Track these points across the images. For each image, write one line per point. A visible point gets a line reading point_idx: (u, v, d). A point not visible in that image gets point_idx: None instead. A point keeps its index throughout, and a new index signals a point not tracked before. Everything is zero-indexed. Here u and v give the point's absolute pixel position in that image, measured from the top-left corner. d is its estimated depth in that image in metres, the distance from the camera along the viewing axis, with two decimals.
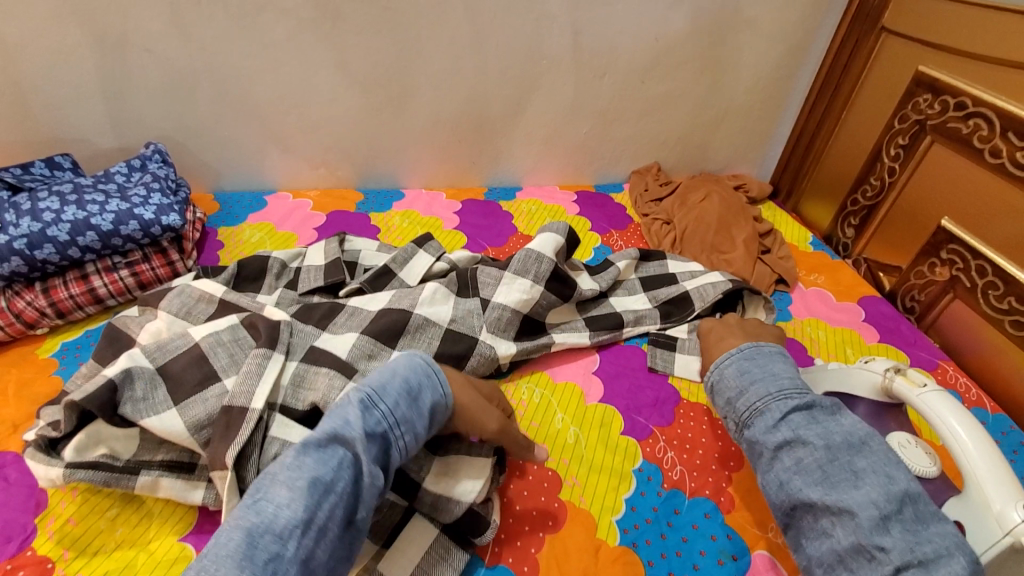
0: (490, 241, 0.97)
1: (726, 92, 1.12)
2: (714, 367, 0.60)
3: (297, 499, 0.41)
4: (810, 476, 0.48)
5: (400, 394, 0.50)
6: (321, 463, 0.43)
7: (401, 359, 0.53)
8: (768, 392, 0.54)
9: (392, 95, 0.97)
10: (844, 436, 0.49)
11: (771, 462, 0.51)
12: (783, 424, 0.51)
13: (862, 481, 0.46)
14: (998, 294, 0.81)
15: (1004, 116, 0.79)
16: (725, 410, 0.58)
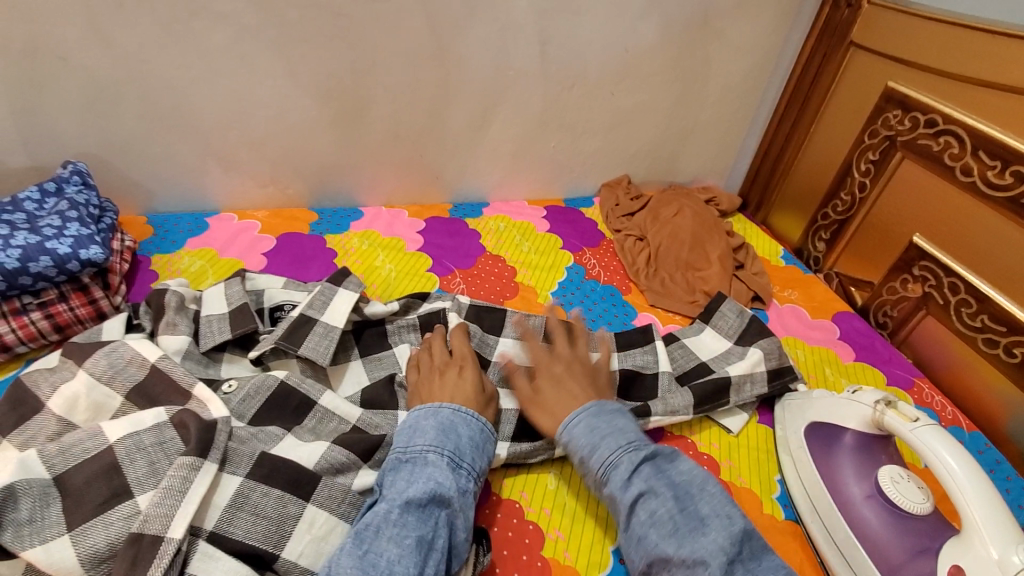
0: (456, 263, 0.94)
1: (697, 100, 1.10)
2: (562, 427, 0.60)
3: (407, 558, 0.48)
4: (667, 532, 0.49)
5: (473, 447, 0.57)
6: (423, 523, 0.50)
7: (463, 415, 0.59)
8: (620, 445, 0.55)
9: (349, 108, 0.94)
10: (684, 484, 0.53)
11: (629, 524, 0.52)
12: (634, 477, 0.53)
13: (708, 526, 0.49)
14: (971, 311, 0.81)
15: (977, 135, 0.77)
16: (578, 470, 0.58)
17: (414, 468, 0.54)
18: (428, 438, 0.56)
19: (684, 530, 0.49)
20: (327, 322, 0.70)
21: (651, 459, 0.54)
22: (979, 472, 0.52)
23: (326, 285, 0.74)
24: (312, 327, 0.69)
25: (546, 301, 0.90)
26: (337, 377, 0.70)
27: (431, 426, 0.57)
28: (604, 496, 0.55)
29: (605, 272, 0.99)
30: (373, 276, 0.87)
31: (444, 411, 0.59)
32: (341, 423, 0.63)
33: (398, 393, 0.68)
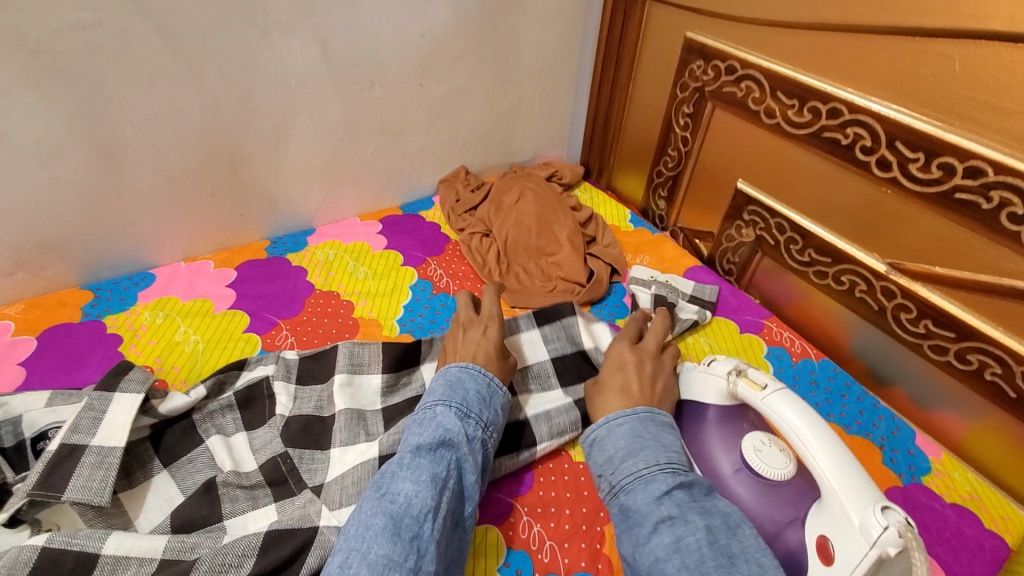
0: (280, 313, 0.81)
1: (515, 76, 1.03)
2: (604, 424, 0.59)
3: (422, 492, 0.47)
4: (688, 559, 0.46)
5: (481, 400, 0.58)
6: (436, 463, 0.50)
7: (469, 370, 0.60)
8: (656, 462, 0.54)
9: (95, 161, 0.76)
10: (722, 514, 0.50)
11: (646, 539, 0.49)
12: (667, 498, 0.51)
13: (737, 565, 0.45)
14: (799, 247, 0.83)
15: (772, 76, 0.78)
16: (600, 468, 0.57)
17: (421, 422, 0.54)
18: (436, 396, 0.57)
19: (710, 562, 0.45)
20: (100, 447, 0.54)
21: (686, 485, 0.52)
22: (830, 437, 0.52)
23: (93, 394, 0.57)
24: (80, 459, 0.53)
25: (392, 331, 0.81)
26: (136, 503, 0.55)
27: (440, 384, 0.58)
28: (623, 504, 0.53)
29: (453, 280, 0.91)
30: (174, 356, 0.72)
31: (490, 378, 0.61)
32: (141, 569, 0.48)
33: (221, 498, 0.56)
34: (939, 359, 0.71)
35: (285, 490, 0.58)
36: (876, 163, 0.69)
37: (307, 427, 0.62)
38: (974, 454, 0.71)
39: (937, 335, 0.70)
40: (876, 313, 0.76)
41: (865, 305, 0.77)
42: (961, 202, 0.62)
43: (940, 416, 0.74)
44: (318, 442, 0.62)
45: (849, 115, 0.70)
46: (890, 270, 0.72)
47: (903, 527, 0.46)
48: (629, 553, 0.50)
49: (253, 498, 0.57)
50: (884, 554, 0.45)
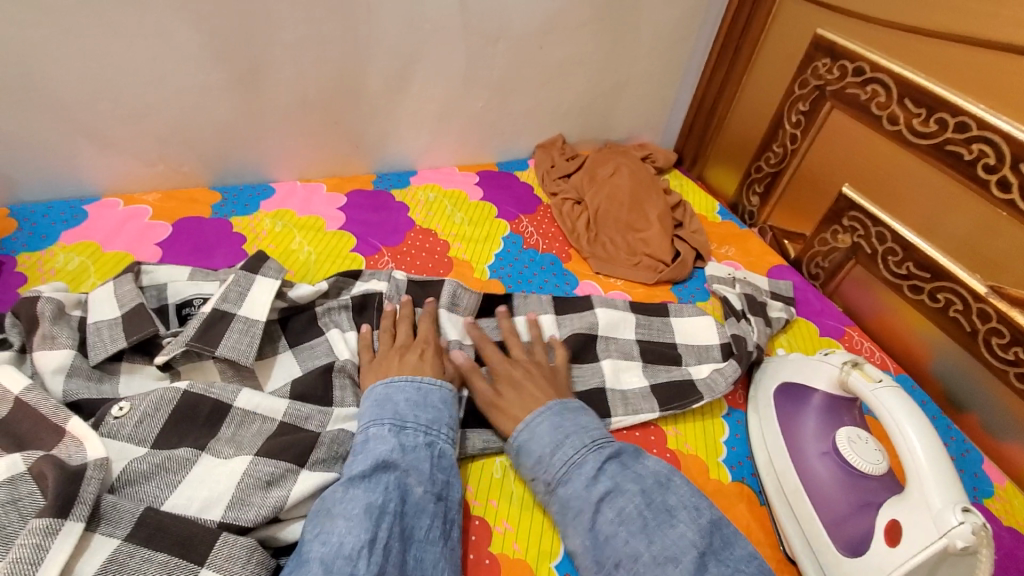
0: (383, 240, 0.86)
1: (629, 54, 1.05)
2: (522, 425, 0.60)
3: (355, 528, 0.46)
4: (632, 526, 0.50)
5: (414, 406, 0.57)
6: (371, 490, 0.49)
7: (397, 385, 0.59)
8: (583, 443, 0.56)
9: (242, 73, 0.82)
10: (648, 476, 0.54)
11: (591, 521, 0.52)
12: (598, 476, 0.54)
13: (676, 518, 0.50)
14: (897, 260, 0.82)
15: (902, 82, 0.77)
16: (532, 470, 0.58)
17: (358, 448, 0.54)
18: (366, 417, 0.56)
19: (653, 524, 0.50)
20: (246, 317, 0.63)
21: (614, 456, 0.56)
22: (934, 439, 0.53)
23: (239, 273, 0.66)
24: (228, 323, 0.61)
25: (483, 276, 0.85)
26: (265, 372, 0.63)
27: (367, 405, 0.58)
28: (562, 495, 0.54)
29: (543, 239, 0.95)
30: (290, 261, 0.79)
31: (420, 381, 0.60)
32: (266, 423, 0.56)
33: (334, 385, 0.63)
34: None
35: None
36: (997, 182, 0.68)
37: None
38: None
39: None
40: (966, 335, 0.76)
41: (957, 325, 0.77)
42: None
43: (1013, 449, 0.73)
44: None
45: (977, 130, 0.69)
46: (990, 293, 0.72)
47: (978, 527, 0.48)
48: (578, 541, 0.52)
49: (358, 392, 0.63)
50: (951, 546, 0.48)
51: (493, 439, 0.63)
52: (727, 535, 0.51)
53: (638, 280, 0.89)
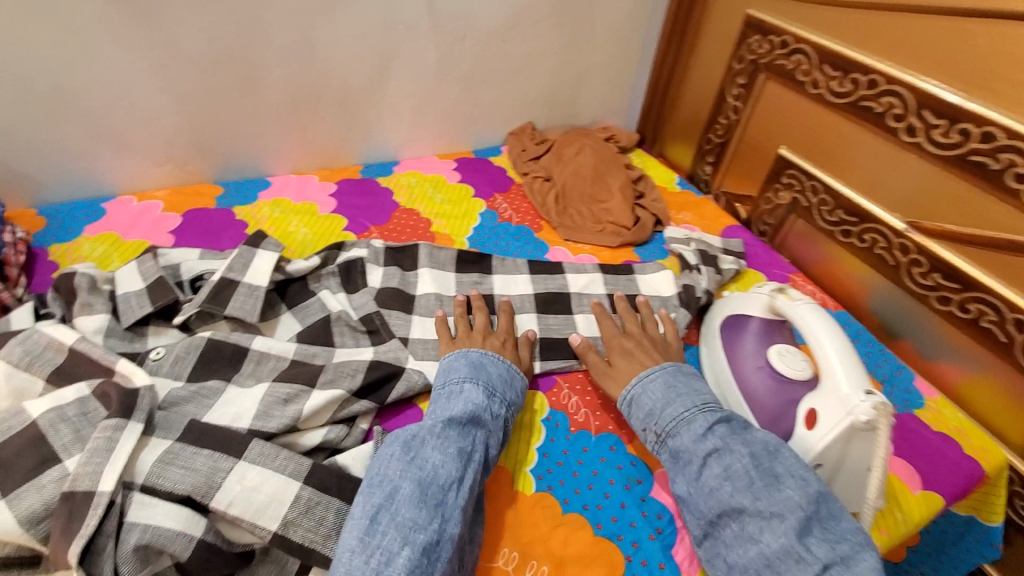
0: (371, 220, 0.96)
1: (586, 43, 1.16)
2: (636, 381, 0.67)
3: (449, 464, 0.54)
4: (739, 482, 0.55)
5: (503, 382, 0.65)
6: (464, 437, 0.57)
7: (489, 357, 0.68)
8: (694, 404, 0.62)
9: (238, 77, 0.92)
10: (763, 442, 0.58)
11: (698, 473, 0.57)
12: (710, 434, 0.59)
13: (783, 483, 0.54)
14: (829, 209, 0.92)
15: (820, 50, 0.88)
16: (643, 421, 0.64)
17: (451, 396, 0.61)
18: (462, 372, 0.64)
19: (760, 484, 0.54)
20: (250, 283, 0.73)
21: (726, 419, 0.60)
22: (846, 343, 0.64)
23: (243, 246, 0.77)
24: (235, 288, 0.72)
25: (462, 246, 0.95)
26: (270, 329, 0.74)
27: (463, 364, 0.66)
28: (670, 448, 0.60)
29: (516, 213, 1.05)
30: (288, 240, 0.89)
31: (509, 364, 0.68)
32: (279, 361, 0.66)
33: (334, 332, 0.73)
34: (942, 309, 0.80)
35: (379, 336, 0.74)
36: (904, 129, 0.79)
37: (394, 295, 0.81)
38: (966, 398, 0.80)
39: (944, 288, 0.79)
40: (890, 268, 0.86)
41: (882, 261, 0.87)
42: (974, 163, 0.72)
43: (941, 366, 0.83)
44: (405, 305, 0.80)
45: (884, 85, 0.79)
46: (907, 228, 0.81)
47: (879, 405, 0.58)
48: (682, 488, 0.58)
49: (355, 337, 0.74)
50: (856, 421, 0.58)
51: None
52: (832, 508, 0.53)
53: (603, 243, 1.00)
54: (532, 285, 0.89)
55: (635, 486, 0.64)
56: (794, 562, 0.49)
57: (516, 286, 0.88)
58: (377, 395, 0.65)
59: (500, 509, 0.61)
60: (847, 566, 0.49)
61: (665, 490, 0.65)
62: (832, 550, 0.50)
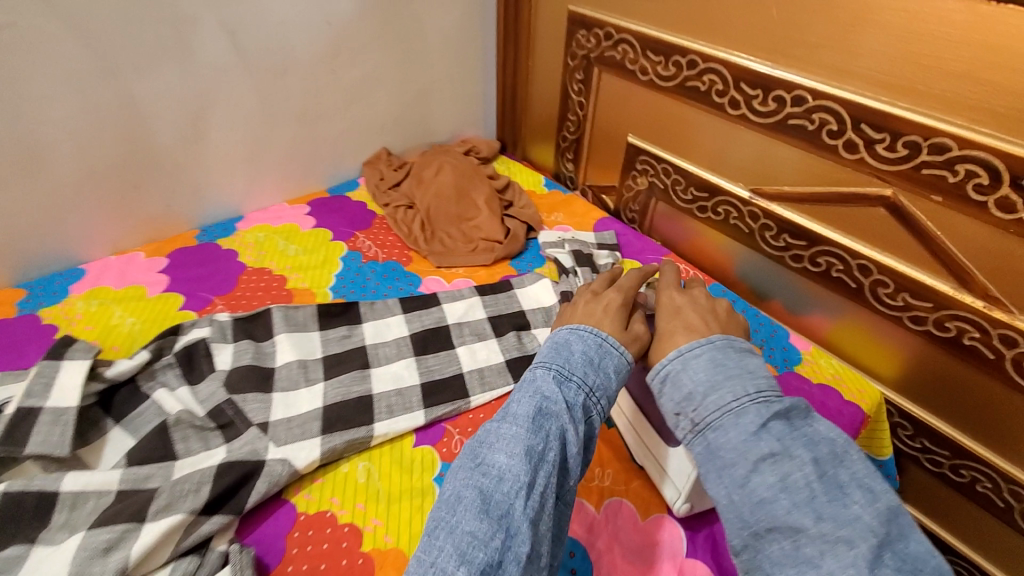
0: (214, 291, 0.85)
1: (423, 59, 1.11)
2: (677, 355, 0.54)
3: (518, 466, 0.48)
4: (798, 497, 0.43)
5: (587, 363, 0.57)
6: (535, 434, 0.50)
7: (579, 332, 0.60)
8: (745, 392, 0.49)
9: (9, 158, 0.77)
10: (828, 443, 0.46)
11: (744, 479, 0.45)
12: (765, 432, 0.46)
13: (852, 500, 0.43)
14: (683, 188, 0.94)
15: (641, 37, 0.89)
16: (678, 405, 0.52)
17: (523, 386, 0.55)
18: (543, 355, 0.58)
19: (822, 497, 0.43)
20: (55, 407, 0.61)
21: (783, 414, 0.47)
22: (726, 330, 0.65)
23: (42, 363, 0.65)
24: (36, 418, 0.60)
25: (325, 299, 0.87)
26: (94, 455, 0.62)
27: (548, 345, 0.60)
28: (710, 441, 0.49)
29: (382, 249, 0.98)
30: (111, 337, 0.76)
31: (602, 339, 0.59)
32: (101, 498, 0.55)
33: (175, 438, 0.63)
34: (798, 266, 0.84)
35: (232, 430, 0.64)
36: (729, 103, 0.81)
37: (248, 375, 0.71)
38: (836, 344, 0.85)
39: (794, 246, 0.83)
40: (747, 236, 0.89)
41: (739, 230, 0.89)
42: (794, 127, 0.75)
43: (809, 319, 0.87)
44: (261, 384, 0.71)
45: (703, 64, 0.81)
46: (753, 196, 0.84)
47: None
48: (720, 493, 0.47)
49: (204, 437, 0.64)
50: None
51: (355, 437, 0.66)
52: (904, 528, 0.42)
53: (477, 264, 0.95)
54: (407, 325, 0.82)
55: None
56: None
57: (389, 331, 0.81)
58: (232, 505, 0.56)
59: None
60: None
61: (572, 520, 0.61)
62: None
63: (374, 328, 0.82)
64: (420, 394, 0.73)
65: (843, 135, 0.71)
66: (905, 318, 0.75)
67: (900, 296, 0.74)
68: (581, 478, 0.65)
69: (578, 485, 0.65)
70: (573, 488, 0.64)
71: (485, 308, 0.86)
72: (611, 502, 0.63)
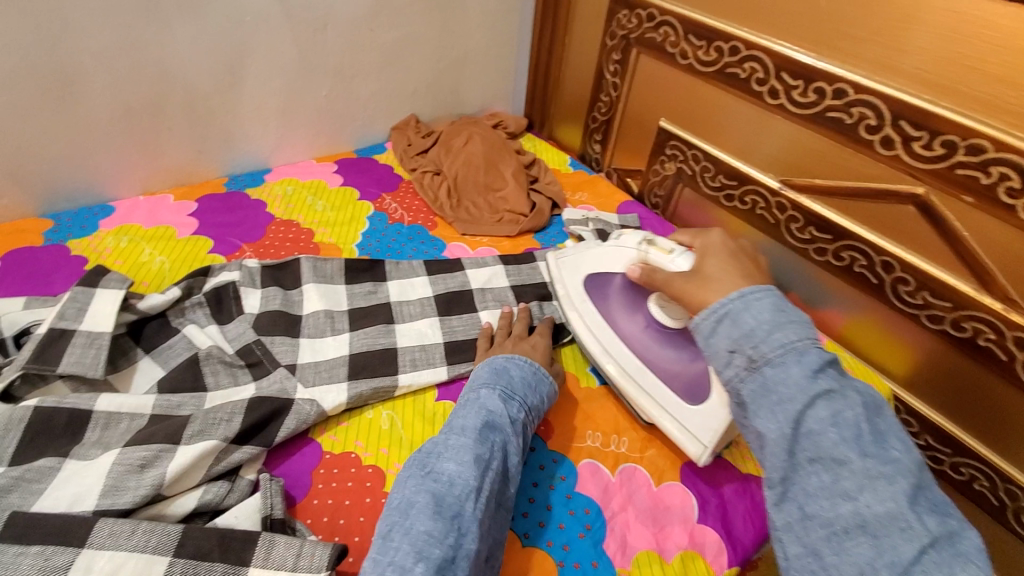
0: (242, 238, 0.86)
1: (461, 28, 1.11)
2: (740, 296, 0.51)
3: (466, 471, 0.51)
4: (847, 434, 0.44)
5: (524, 386, 0.63)
6: (481, 444, 0.54)
7: (515, 360, 0.66)
8: (808, 334, 0.47)
9: (48, 86, 0.77)
10: (870, 393, 0.47)
11: (799, 414, 0.45)
12: (822, 373, 0.46)
13: (893, 447, 0.44)
14: (711, 176, 0.95)
15: (684, 21, 0.89)
16: (734, 342, 0.50)
17: (467, 404, 0.59)
18: (482, 379, 0.62)
19: (868, 437, 0.44)
20: (89, 330, 0.62)
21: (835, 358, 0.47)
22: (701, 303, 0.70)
23: (76, 288, 0.65)
24: (70, 339, 0.61)
25: (351, 255, 0.88)
26: (124, 381, 0.63)
27: (486, 370, 0.64)
28: (769, 377, 0.47)
29: (408, 213, 0.99)
30: (141, 272, 0.77)
31: (534, 366, 0.66)
32: (134, 420, 0.56)
33: (204, 372, 0.64)
34: (821, 260, 0.85)
35: (260, 368, 0.66)
36: (767, 92, 0.82)
37: (276, 319, 0.72)
38: (850, 339, 0.86)
39: (819, 239, 0.84)
40: (773, 226, 0.90)
41: (764, 220, 0.90)
42: (832, 119, 0.76)
43: (825, 312, 0.88)
44: (288, 329, 0.72)
45: (745, 51, 0.82)
46: (782, 187, 0.85)
47: None
48: (770, 427, 0.46)
49: (233, 373, 0.65)
50: None
51: (380, 387, 0.67)
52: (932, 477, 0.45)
53: (501, 234, 0.96)
54: (431, 286, 0.83)
55: (558, 484, 0.62)
56: (900, 530, 0.41)
57: (414, 291, 0.82)
58: (261, 438, 0.58)
59: None
60: (954, 543, 0.41)
61: (588, 481, 0.63)
62: (942, 523, 0.42)
63: (399, 286, 0.82)
64: (443, 352, 0.74)
65: (881, 131, 0.72)
66: (923, 316, 0.76)
67: (920, 294, 0.75)
68: (596, 444, 0.67)
69: (594, 450, 0.66)
70: (589, 452, 0.66)
71: (508, 277, 0.87)
72: (626, 468, 0.65)
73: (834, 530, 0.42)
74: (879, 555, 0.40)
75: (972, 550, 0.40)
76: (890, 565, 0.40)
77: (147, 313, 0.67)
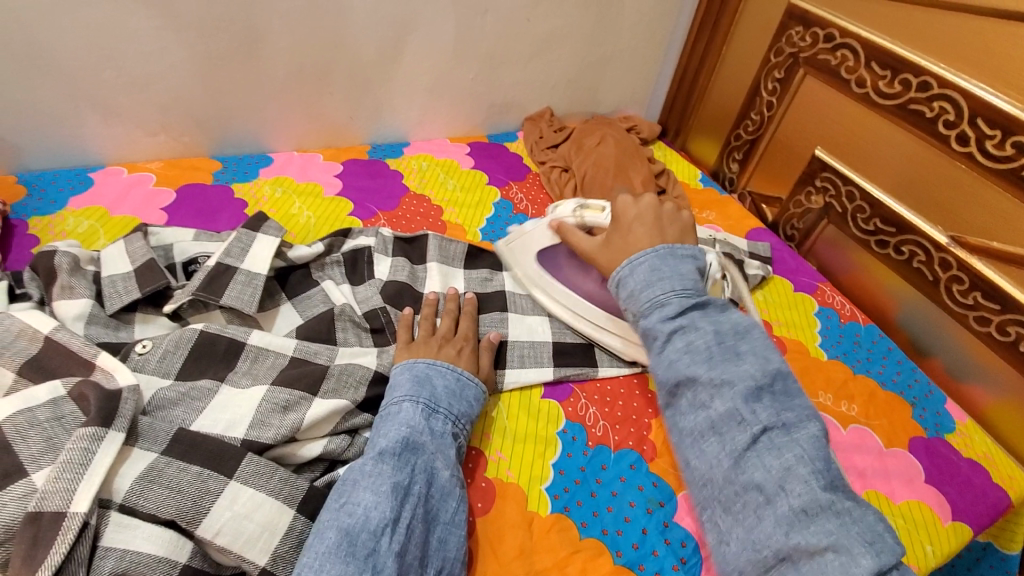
0: (379, 205, 0.90)
1: (614, 27, 1.09)
2: (627, 264, 0.61)
3: (382, 503, 0.47)
4: (699, 357, 0.52)
5: (450, 395, 0.59)
6: (400, 470, 0.50)
7: (437, 367, 0.61)
8: (673, 289, 0.57)
9: (238, 41, 0.85)
10: (732, 323, 0.55)
11: (663, 348, 0.54)
12: (680, 316, 0.55)
13: (742, 358, 0.51)
14: (865, 217, 0.87)
15: (869, 46, 0.82)
16: (625, 303, 0.60)
17: (388, 419, 0.55)
18: (404, 390, 0.57)
19: (718, 358, 0.52)
20: (248, 270, 0.67)
21: (699, 304, 0.56)
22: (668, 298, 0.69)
23: (242, 231, 0.71)
24: (232, 276, 0.66)
25: (475, 238, 0.89)
26: (267, 320, 0.69)
27: (406, 378, 0.58)
28: (646, 328, 0.57)
29: (532, 205, 0.99)
30: (291, 224, 0.83)
31: (459, 372, 0.61)
32: (278, 357, 0.61)
33: (336, 326, 0.68)
34: (981, 331, 0.76)
35: (382, 335, 0.69)
36: (955, 137, 0.73)
37: (401, 291, 0.74)
38: (998, 425, 0.76)
39: (984, 308, 0.75)
40: (929, 284, 0.81)
41: (920, 275, 0.82)
42: None
43: (972, 389, 0.79)
44: (414, 300, 0.74)
45: (937, 88, 0.74)
46: (951, 243, 0.76)
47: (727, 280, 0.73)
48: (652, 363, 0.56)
49: (358, 334, 0.69)
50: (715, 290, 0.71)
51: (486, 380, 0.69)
52: (788, 385, 0.51)
53: None
54: None
55: (656, 509, 0.60)
56: (735, 423, 0.48)
57: None
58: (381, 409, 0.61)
59: (515, 530, 0.57)
60: (787, 430, 0.48)
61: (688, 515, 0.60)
62: (775, 415, 0.48)
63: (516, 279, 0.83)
64: (551, 353, 0.74)
65: None
66: None
67: None
68: None
69: None
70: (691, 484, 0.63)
71: None
72: None
73: (697, 435, 0.50)
74: (722, 449, 0.48)
75: (800, 435, 0.47)
76: (729, 452, 0.48)
77: (292, 262, 0.72)
